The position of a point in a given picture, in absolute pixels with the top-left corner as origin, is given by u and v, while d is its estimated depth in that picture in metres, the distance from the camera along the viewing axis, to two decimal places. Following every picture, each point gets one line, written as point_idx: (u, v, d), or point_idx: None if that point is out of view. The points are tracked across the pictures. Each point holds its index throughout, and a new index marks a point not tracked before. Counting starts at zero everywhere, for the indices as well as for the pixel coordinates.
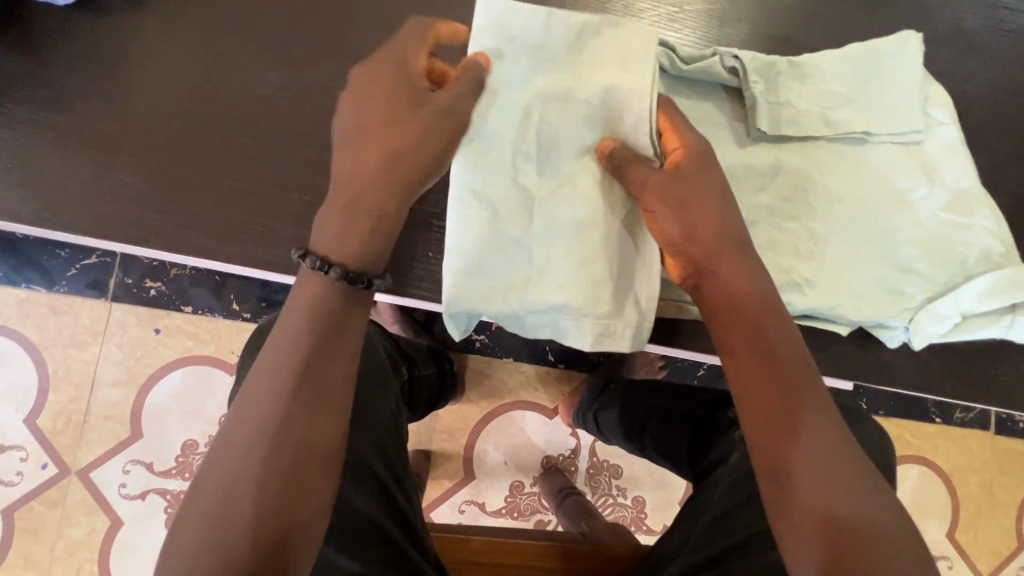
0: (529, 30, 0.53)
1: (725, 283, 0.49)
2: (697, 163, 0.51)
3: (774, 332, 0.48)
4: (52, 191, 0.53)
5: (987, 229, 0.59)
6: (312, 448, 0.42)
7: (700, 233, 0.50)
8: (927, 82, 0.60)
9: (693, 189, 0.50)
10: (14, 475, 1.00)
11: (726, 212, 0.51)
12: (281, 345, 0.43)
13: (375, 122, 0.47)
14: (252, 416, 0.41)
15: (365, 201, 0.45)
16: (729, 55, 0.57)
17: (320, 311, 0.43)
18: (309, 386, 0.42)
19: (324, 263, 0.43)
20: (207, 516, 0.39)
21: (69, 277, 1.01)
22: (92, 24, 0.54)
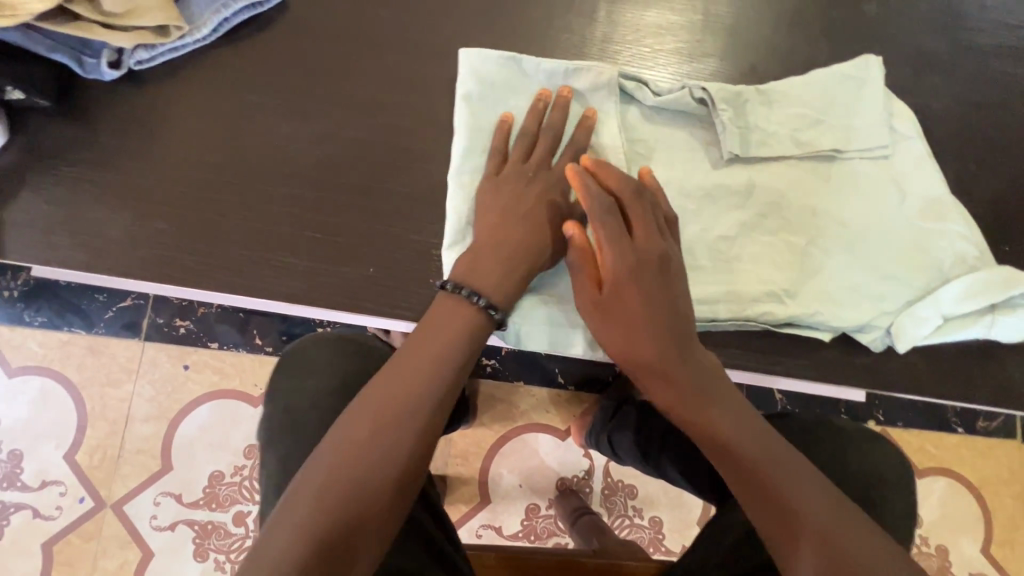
0: (508, 82, 0.61)
1: (660, 386, 0.55)
2: (628, 273, 0.55)
3: (744, 426, 0.54)
4: (95, 240, 0.60)
5: (960, 233, 0.62)
6: (385, 477, 0.50)
7: (633, 338, 0.55)
8: (890, 100, 0.64)
9: (625, 295, 0.55)
10: (54, 509, 1.05)
11: (671, 328, 0.55)
12: (410, 364, 0.54)
13: (519, 197, 0.57)
14: (370, 417, 0.51)
15: (500, 272, 0.55)
16: (697, 87, 0.62)
17: (410, 363, 0.53)
18: (424, 402, 0.52)
19: (474, 294, 0.54)
20: (294, 538, 0.45)
21: (106, 319, 1.09)
22: (132, 95, 0.62)
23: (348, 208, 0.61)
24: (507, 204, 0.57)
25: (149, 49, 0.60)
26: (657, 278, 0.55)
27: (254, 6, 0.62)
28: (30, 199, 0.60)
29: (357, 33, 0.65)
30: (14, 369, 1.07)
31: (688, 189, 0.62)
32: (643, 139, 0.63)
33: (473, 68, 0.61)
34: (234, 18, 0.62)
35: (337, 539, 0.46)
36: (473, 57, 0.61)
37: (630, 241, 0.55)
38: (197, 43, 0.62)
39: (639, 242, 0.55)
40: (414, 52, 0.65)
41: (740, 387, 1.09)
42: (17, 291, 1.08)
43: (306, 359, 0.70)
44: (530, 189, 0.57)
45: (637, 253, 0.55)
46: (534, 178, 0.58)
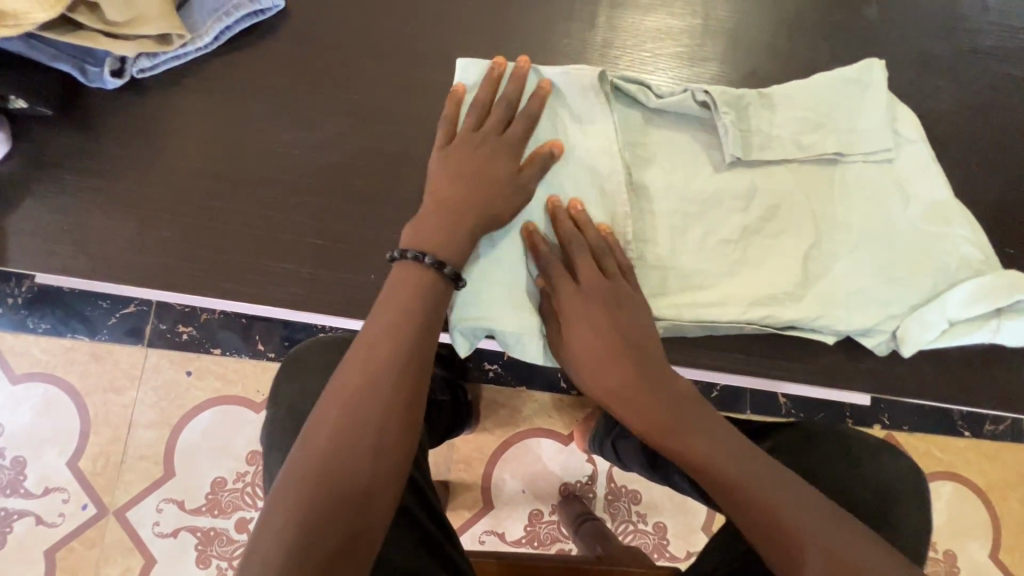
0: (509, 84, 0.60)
1: (628, 410, 0.54)
2: (582, 316, 0.55)
3: (727, 446, 0.52)
4: (98, 247, 0.60)
5: (965, 237, 0.61)
6: (367, 461, 0.48)
7: (599, 366, 0.55)
8: (894, 104, 0.64)
9: (579, 338, 0.55)
10: (56, 516, 1.05)
11: (639, 362, 0.55)
12: (369, 349, 0.51)
13: (473, 167, 0.56)
14: (336, 413, 0.49)
15: (466, 235, 0.54)
16: (699, 90, 0.61)
17: (375, 342, 0.51)
18: (393, 388, 0.50)
19: (439, 262, 0.53)
20: (281, 536, 0.44)
21: (110, 325, 1.09)
22: (135, 103, 0.62)
23: (350, 214, 0.61)
24: (469, 171, 0.56)
25: (152, 58, 0.61)
26: (616, 317, 0.55)
27: (256, 15, 0.63)
28: (34, 207, 0.60)
29: (358, 40, 0.65)
30: (18, 375, 1.08)
31: (689, 194, 0.62)
32: (644, 143, 0.62)
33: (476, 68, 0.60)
34: (236, 26, 0.62)
35: (328, 531, 0.45)
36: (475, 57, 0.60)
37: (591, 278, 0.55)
38: (200, 51, 0.62)
39: (594, 289, 0.55)
40: (415, 58, 0.65)
41: (745, 391, 1.08)
42: (21, 298, 1.08)
43: (308, 363, 0.68)
44: (491, 153, 0.56)
45: (597, 299, 0.55)
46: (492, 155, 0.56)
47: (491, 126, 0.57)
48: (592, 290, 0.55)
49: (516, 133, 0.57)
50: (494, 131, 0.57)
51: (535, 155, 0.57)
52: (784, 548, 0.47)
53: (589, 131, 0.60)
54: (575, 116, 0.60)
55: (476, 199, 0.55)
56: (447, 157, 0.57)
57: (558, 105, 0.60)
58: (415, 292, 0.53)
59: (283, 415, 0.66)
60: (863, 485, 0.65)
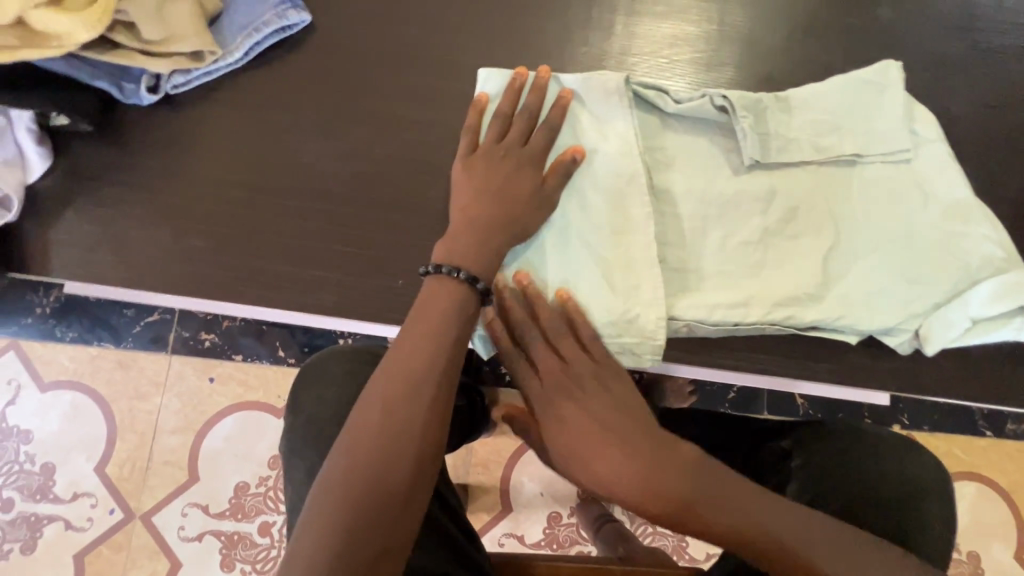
0: None
1: (623, 491, 0.55)
2: (557, 408, 0.57)
3: (726, 493, 0.53)
4: (133, 258, 0.62)
5: (987, 236, 0.61)
6: (404, 460, 0.49)
7: (580, 453, 0.56)
8: (912, 104, 0.65)
9: (555, 431, 0.57)
10: (85, 520, 1.08)
11: (623, 445, 0.55)
12: (403, 359, 0.53)
13: (497, 179, 0.58)
14: (375, 420, 0.50)
15: (490, 246, 0.56)
16: (718, 95, 0.62)
17: (411, 346, 0.53)
18: (428, 398, 0.51)
19: (473, 277, 0.55)
20: (326, 535, 0.46)
21: (134, 333, 1.12)
22: (168, 117, 0.64)
23: (375, 222, 0.63)
24: (491, 182, 0.58)
25: (185, 74, 0.63)
26: (590, 399, 0.57)
27: (283, 30, 0.65)
28: (73, 219, 0.62)
29: (381, 53, 0.67)
30: (47, 383, 1.11)
31: (708, 196, 0.63)
32: (663, 148, 0.63)
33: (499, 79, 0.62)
34: (265, 42, 0.64)
35: (370, 532, 0.47)
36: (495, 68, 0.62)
37: (549, 371, 0.58)
38: (230, 67, 0.64)
39: (557, 377, 0.58)
40: (437, 70, 0.67)
41: (761, 392, 1.09)
42: (49, 308, 1.11)
43: (332, 371, 0.68)
44: (514, 164, 0.58)
45: (562, 386, 0.57)
46: (515, 166, 0.58)
47: (515, 138, 0.59)
48: (551, 388, 0.58)
49: (539, 146, 0.59)
50: (516, 143, 0.59)
51: (557, 166, 0.59)
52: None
53: (607, 138, 0.61)
54: (595, 123, 0.61)
55: (501, 210, 0.57)
56: (471, 169, 0.58)
57: (579, 112, 0.61)
58: (450, 305, 0.54)
59: (306, 422, 0.66)
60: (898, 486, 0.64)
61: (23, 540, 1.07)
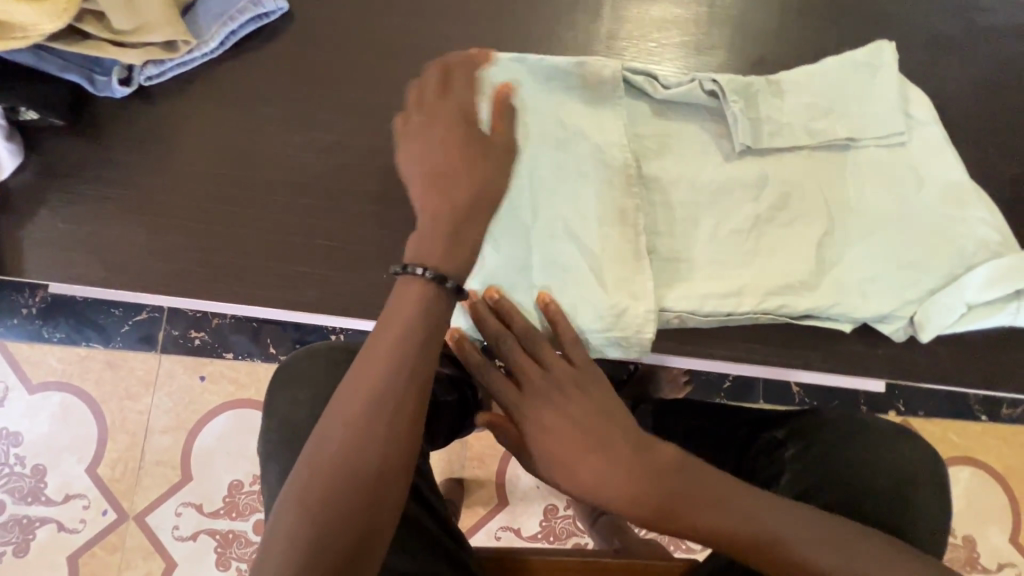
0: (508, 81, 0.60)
1: (616, 502, 0.50)
2: (535, 413, 0.52)
3: (720, 492, 0.51)
4: (110, 256, 0.60)
5: (982, 220, 0.60)
6: (372, 471, 0.46)
7: (566, 460, 0.50)
8: (906, 86, 0.63)
9: (536, 439, 0.52)
10: (78, 522, 1.07)
11: (608, 452, 0.50)
12: (368, 366, 0.48)
13: (449, 161, 0.52)
14: (337, 433, 0.46)
15: (462, 232, 0.51)
16: (707, 79, 0.61)
17: (378, 350, 0.48)
18: (396, 408, 0.47)
19: (439, 275, 0.49)
20: (289, 551, 0.43)
21: (123, 333, 1.10)
22: (144, 111, 0.62)
23: (359, 216, 0.61)
24: (444, 164, 0.52)
25: (158, 65, 0.61)
26: (569, 404, 0.52)
27: (260, 19, 0.63)
28: (47, 218, 0.60)
29: (363, 41, 0.65)
30: (35, 385, 1.09)
31: (698, 182, 0.61)
32: (651, 136, 0.62)
33: None
34: (241, 31, 0.62)
35: (336, 549, 0.44)
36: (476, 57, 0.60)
37: (526, 375, 0.53)
38: (205, 57, 0.62)
39: (531, 383, 0.53)
40: (420, 57, 0.65)
41: (757, 380, 1.08)
42: (34, 308, 1.09)
43: (318, 369, 0.67)
44: (460, 137, 0.52)
45: (537, 392, 0.53)
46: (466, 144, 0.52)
47: (446, 108, 0.53)
48: (530, 391, 0.53)
49: (473, 96, 0.54)
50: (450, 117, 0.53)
51: (501, 105, 0.54)
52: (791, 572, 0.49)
53: (593, 128, 0.60)
54: (581, 112, 0.60)
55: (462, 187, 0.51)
56: (416, 161, 0.53)
57: (566, 100, 0.60)
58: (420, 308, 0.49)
59: (293, 421, 0.64)
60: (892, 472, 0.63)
61: (15, 542, 1.06)
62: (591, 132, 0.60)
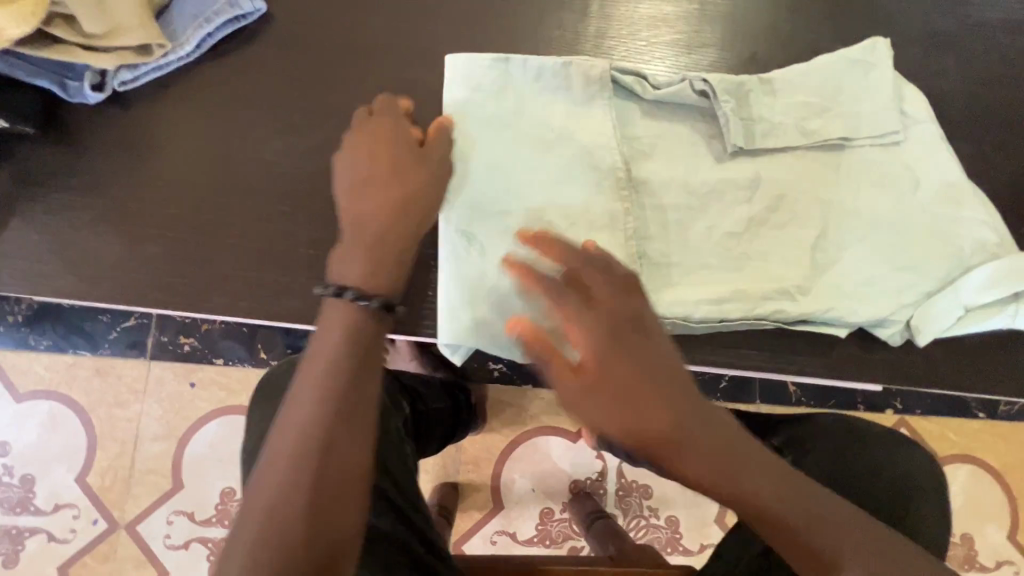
0: (492, 83, 0.58)
1: (688, 467, 0.43)
2: (605, 337, 0.44)
3: (791, 481, 0.45)
4: (87, 267, 0.58)
5: (980, 220, 0.59)
6: (320, 507, 0.40)
7: (641, 406, 0.42)
8: (901, 84, 0.62)
9: (609, 372, 0.43)
10: (68, 532, 1.06)
11: (676, 392, 0.43)
12: (290, 429, 0.42)
13: (381, 185, 0.50)
14: (262, 508, 0.39)
15: (391, 254, 0.48)
16: (698, 79, 0.59)
17: (310, 377, 0.43)
18: (332, 466, 0.41)
19: (361, 295, 0.46)
20: None
21: (111, 339, 1.08)
22: (120, 118, 0.61)
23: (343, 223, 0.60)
24: (378, 188, 0.50)
25: (133, 70, 0.59)
26: (642, 335, 0.45)
27: (238, 20, 0.61)
28: (21, 228, 0.58)
29: (345, 42, 0.63)
30: (22, 394, 1.07)
31: (690, 185, 0.60)
32: (641, 137, 0.60)
33: (464, 72, 0.58)
34: (217, 33, 0.60)
35: None
36: (458, 61, 0.58)
37: (597, 308, 0.46)
38: (182, 60, 0.60)
39: (601, 312, 0.45)
40: (405, 58, 0.63)
41: (753, 380, 1.07)
42: (20, 316, 1.07)
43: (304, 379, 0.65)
44: (396, 163, 0.51)
45: (607, 321, 0.45)
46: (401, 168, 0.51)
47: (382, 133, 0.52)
48: (600, 319, 0.45)
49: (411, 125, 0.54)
50: (387, 142, 0.52)
51: (439, 132, 0.54)
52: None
53: (581, 130, 0.58)
54: (568, 115, 0.59)
55: (392, 211, 0.50)
56: (349, 187, 0.51)
57: (553, 102, 0.59)
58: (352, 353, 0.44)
59: None
60: (887, 476, 0.63)
61: (5, 553, 1.05)
62: (576, 136, 0.58)
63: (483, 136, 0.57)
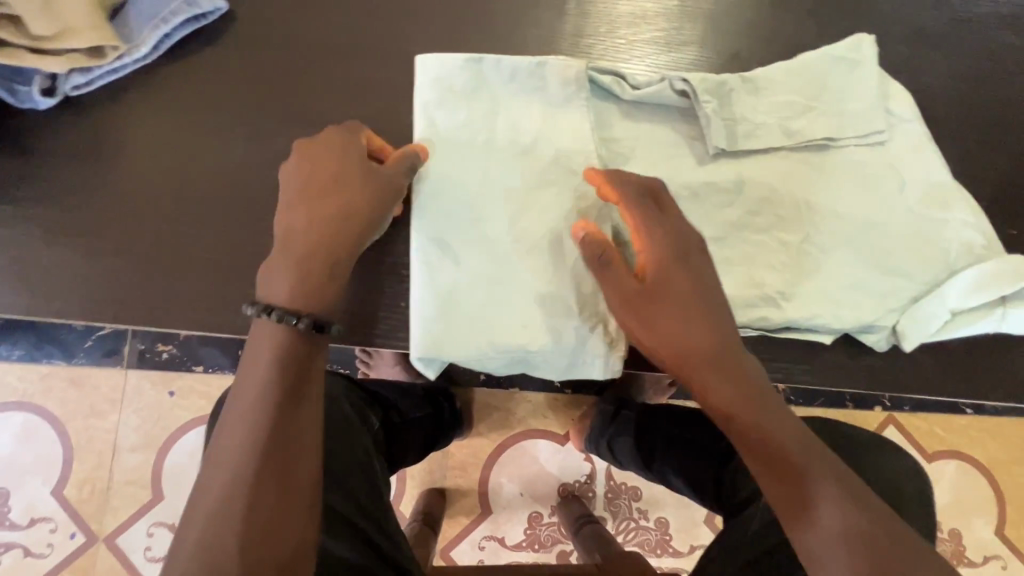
0: (464, 85, 0.56)
1: (710, 381, 0.48)
2: (668, 256, 0.49)
3: (792, 426, 0.48)
4: (44, 280, 0.56)
5: (966, 222, 0.58)
6: (256, 514, 0.40)
7: (689, 317, 0.49)
8: (886, 82, 0.60)
9: (668, 284, 0.49)
10: (45, 546, 1.03)
11: (720, 312, 0.50)
12: (222, 452, 0.41)
13: (322, 194, 0.48)
14: (197, 532, 0.39)
15: (319, 272, 0.46)
16: (678, 79, 0.58)
17: (245, 390, 0.43)
18: (270, 483, 0.41)
19: (291, 314, 0.44)
20: None
21: (86, 348, 1.05)
22: (76, 124, 0.58)
23: None
24: (320, 197, 0.48)
25: (85, 73, 0.56)
26: (703, 261, 0.50)
27: (198, 20, 0.58)
28: None
29: (312, 42, 0.60)
30: None
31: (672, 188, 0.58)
32: (621, 139, 0.59)
33: (434, 73, 0.56)
34: (175, 33, 0.57)
35: None
36: (429, 61, 0.56)
37: (668, 234, 0.50)
38: (138, 63, 0.57)
39: (670, 233, 0.50)
40: (375, 59, 0.60)
41: None
42: None
43: None
44: (344, 174, 0.49)
45: (670, 245, 0.50)
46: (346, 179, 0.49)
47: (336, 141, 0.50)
48: (667, 244, 0.50)
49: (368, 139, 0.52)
50: (340, 151, 0.50)
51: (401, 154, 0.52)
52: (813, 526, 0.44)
53: (557, 132, 0.56)
54: (544, 117, 0.56)
55: (329, 224, 0.47)
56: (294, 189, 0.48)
57: (528, 104, 0.56)
58: (281, 373, 0.44)
59: None
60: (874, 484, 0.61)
61: None
62: (550, 139, 0.56)
63: (455, 140, 0.55)
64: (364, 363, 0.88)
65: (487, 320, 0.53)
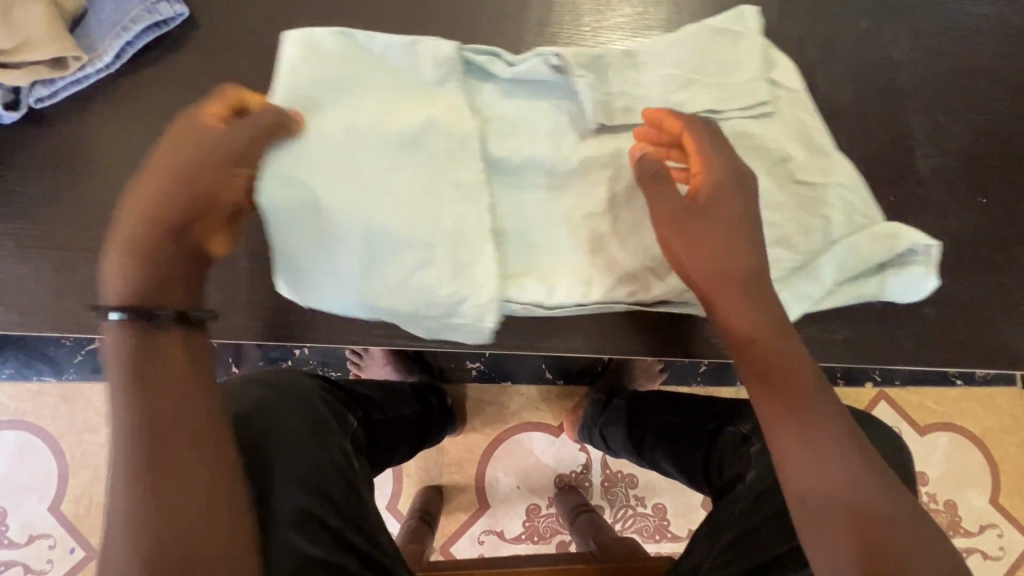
0: (333, 56, 0.54)
1: (735, 306, 0.49)
2: (714, 182, 0.51)
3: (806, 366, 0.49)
4: (20, 296, 0.56)
5: (843, 191, 0.58)
6: (187, 507, 0.39)
7: (725, 244, 0.50)
8: (772, 53, 0.61)
9: (707, 211, 0.50)
10: (45, 563, 1.03)
11: (756, 243, 0.51)
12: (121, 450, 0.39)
13: (156, 175, 0.43)
14: (122, 532, 0.38)
15: (137, 266, 0.41)
16: (552, 54, 0.57)
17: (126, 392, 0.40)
18: (188, 471, 0.39)
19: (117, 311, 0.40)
20: None
21: (76, 363, 1.03)
22: (46, 138, 0.58)
23: None
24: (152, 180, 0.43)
25: (49, 85, 0.55)
26: (746, 192, 0.51)
27: (158, 27, 0.57)
28: None
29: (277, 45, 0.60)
30: None
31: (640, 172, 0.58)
32: (495, 117, 0.58)
33: (308, 43, 0.54)
34: (137, 42, 0.57)
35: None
36: (297, 39, 0.53)
37: (724, 163, 0.51)
38: (101, 72, 0.57)
39: (725, 162, 0.51)
40: None
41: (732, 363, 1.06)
42: None
43: None
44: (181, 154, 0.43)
45: (726, 172, 0.51)
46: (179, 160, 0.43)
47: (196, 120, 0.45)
48: (721, 170, 0.51)
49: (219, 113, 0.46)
50: (188, 127, 0.44)
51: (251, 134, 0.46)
52: (810, 458, 0.45)
53: (431, 103, 0.55)
54: (410, 94, 0.55)
55: (155, 209, 0.42)
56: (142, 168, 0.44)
57: (402, 82, 0.56)
58: (144, 384, 0.40)
59: None
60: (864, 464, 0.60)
61: None
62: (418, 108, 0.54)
63: (322, 102, 0.53)
64: (356, 365, 0.94)
65: (350, 272, 0.53)
